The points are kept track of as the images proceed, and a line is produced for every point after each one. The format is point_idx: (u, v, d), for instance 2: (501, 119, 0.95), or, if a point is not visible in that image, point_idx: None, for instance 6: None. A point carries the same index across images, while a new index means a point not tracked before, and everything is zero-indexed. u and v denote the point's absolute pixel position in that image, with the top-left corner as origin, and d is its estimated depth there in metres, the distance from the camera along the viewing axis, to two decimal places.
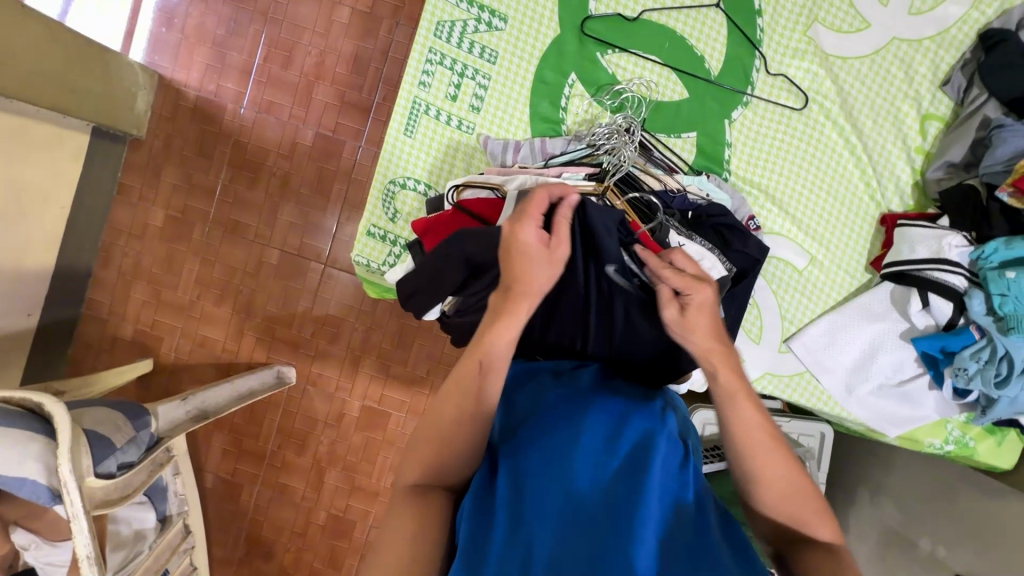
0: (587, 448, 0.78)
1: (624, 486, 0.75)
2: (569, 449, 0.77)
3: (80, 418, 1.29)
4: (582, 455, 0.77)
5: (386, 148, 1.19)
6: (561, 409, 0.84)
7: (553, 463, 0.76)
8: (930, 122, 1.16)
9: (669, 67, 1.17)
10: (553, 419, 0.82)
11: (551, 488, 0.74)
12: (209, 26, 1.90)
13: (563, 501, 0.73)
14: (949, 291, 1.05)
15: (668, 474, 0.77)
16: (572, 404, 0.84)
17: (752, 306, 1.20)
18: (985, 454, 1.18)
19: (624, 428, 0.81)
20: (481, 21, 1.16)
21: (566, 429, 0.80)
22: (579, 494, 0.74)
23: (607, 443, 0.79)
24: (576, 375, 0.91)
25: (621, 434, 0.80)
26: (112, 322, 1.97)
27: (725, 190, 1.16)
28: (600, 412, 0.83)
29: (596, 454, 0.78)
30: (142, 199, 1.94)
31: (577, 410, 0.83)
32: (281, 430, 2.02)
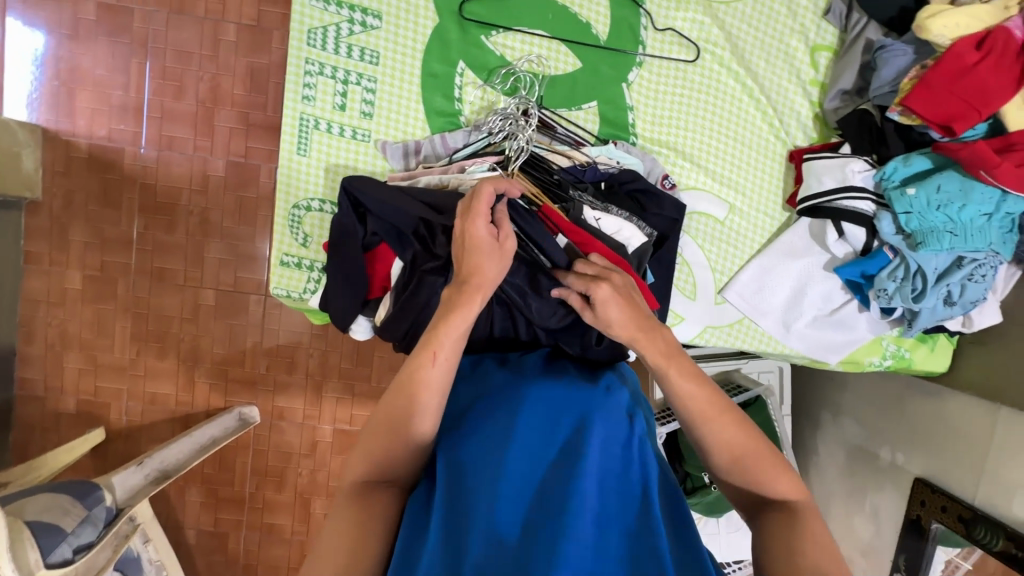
0: (523, 444, 0.79)
1: (562, 476, 0.77)
2: (505, 447, 0.78)
3: (20, 512, 1.21)
4: (517, 450, 0.78)
5: (282, 171, 1.13)
6: (500, 403, 0.84)
7: (490, 463, 0.77)
8: (820, 53, 1.17)
9: (557, 39, 1.14)
10: (492, 418, 0.83)
11: (486, 488, 0.75)
12: (83, 66, 1.71)
13: (500, 499, 0.74)
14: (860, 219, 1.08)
15: (607, 458, 0.79)
16: (510, 397, 0.84)
17: (681, 264, 1.20)
18: (921, 361, 1.23)
19: (560, 417, 0.82)
20: (355, 22, 1.10)
21: (503, 426, 0.81)
22: (517, 489, 0.76)
23: (545, 434, 0.81)
24: (519, 366, 0.91)
25: (559, 423, 0.82)
26: (50, 398, 1.85)
27: (634, 155, 1.15)
28: (538, 402, 0.83)
29: (532, 447, 0.79)
30: (52, 263, 1.80)
31: (514, 404, 0.83)
32: (255, 471, 1.95)
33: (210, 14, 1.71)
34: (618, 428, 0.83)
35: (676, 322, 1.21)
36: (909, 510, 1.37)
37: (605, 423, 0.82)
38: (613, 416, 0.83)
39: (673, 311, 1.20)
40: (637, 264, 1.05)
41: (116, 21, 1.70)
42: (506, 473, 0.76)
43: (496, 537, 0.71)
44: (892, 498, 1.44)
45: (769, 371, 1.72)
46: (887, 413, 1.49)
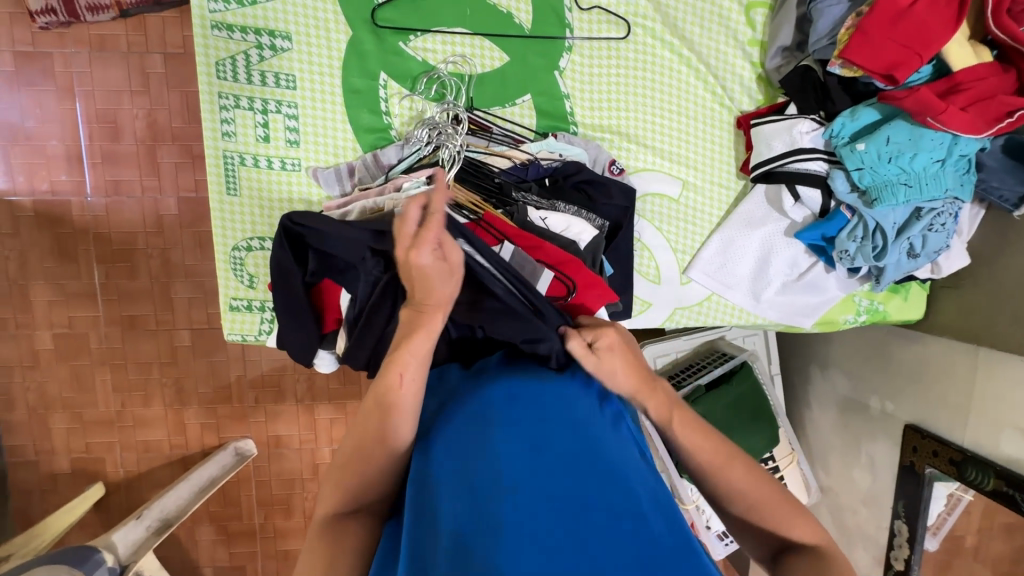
0: (490, 439, 0.69)
1: (535, 464, 0.67)
2: (469, 446, 0.69)
3: None
4: (483, 446, 0.69)
5: (215, 214, 1.08)
6: (461, 405, 0.76)
7: (454, 466, 0.68)
8: (755, 11, 1.12)
9: (480, 35, 1.08)
10: (453, 416, 0.75)
11: (452, 492, 0.65)
12: (11, 118, 1.63)
13: (465, 501, 0.63)
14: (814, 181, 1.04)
15: (581, 440, 0.71)
16: (472, 398, 0.76)
17: (642, 249, 1.17)
18: (896, 312, 1.21)
19: (527, 405, 0.74)
20: (264, 46, 1.03)
21: (466, 425, 0.72)
22: (487, 485, 0.65)
23: (513, 424, 0.71)
24: (478, 368, 0.84)
25: (526, 411, 0.73)
26: (43, 460, 1.82)
27: (576, 145, 1.11)
28: (503, 396, 0.76)
29: (501, 439, 0.69)
30: (19, 327, 1.74)
31: (477, 402, 0.75)
32: (261, 502, 1.94)
33: (134, 47, 1.63)
34: (588, 414, 0.77)
35: (644, 308, 1.18)
36: (903, 456, 1.36)
37: (574, 409, 0.76)
38: (581, 403, 0.78)
39: (639, 298, 1.18)
40: (591, 259, 1.02)
41: (37, 68, 1.61)
42: (471, 473, 0.66)
43: (467, 542, 0.59)
44: (886, 446, 1.43)
45: (753, 335, 1.70)
46: (872, 362, 1.48)
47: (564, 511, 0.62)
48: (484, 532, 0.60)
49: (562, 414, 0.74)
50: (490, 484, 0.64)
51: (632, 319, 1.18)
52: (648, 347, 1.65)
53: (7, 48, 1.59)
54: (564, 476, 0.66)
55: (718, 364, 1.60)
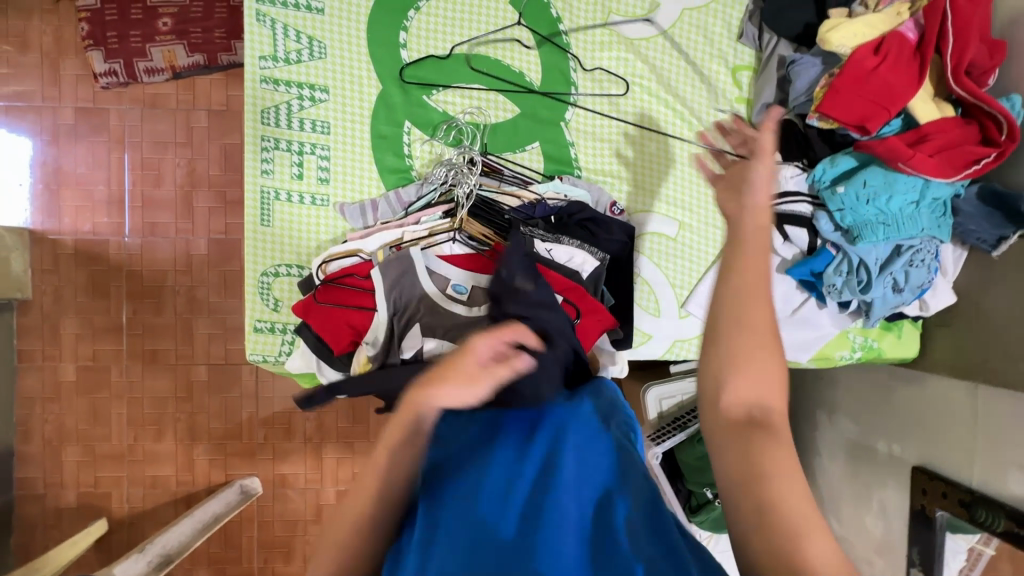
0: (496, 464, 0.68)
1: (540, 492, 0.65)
2: (472, 470, 0.68)
3: None
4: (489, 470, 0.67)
5: (248, 243, 1.18)
6: (464, 442, 0.72)
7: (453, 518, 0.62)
8: (741, 73, 1.25)
9: (494, 90, 1.21)
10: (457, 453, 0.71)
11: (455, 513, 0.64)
12: (66, 167, 1.80)
13: (468, 523, 0.62)
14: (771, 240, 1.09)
15: (589, 466, 0.68)
16: (477, 417, 0.74)
17: (642, 283, 1.24)
18: (890, 349, 1.25)
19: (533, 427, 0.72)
20: (304, 97, 1.18)
21: (471, 445, 0.71)
22: (491, 511, 0.64)
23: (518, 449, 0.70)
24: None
25: (529, 433, 0.71)
26: (51, 494, 1.84)
27: (580, 186, 1.21)
28: (507, 434, 0.71)
29: (506, 466, 0.68)
30: (46, 358, 1.83)
31: (483, 424, 0.73)
32: (262, 544, 1.92)
33: (181, 105, 1.81)
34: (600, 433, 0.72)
35: (644, 340, 1.24)
36: (913, 500, 1.34)
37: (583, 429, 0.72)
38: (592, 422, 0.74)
39: (640, 330, 1.24)
40: (592, 289, 1.10)
41: (94, 123, 1.80)
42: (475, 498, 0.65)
43: None
44: (898, 493, 1.41)
45: None
46: (876, 405, 1.50)
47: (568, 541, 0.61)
48: (488, 558, 0.59)
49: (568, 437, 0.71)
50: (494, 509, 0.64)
51: (632, 351, 1.23)
52: (651, 389, 1.66)
53: (70, 105, 1.78)
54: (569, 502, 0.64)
55: None
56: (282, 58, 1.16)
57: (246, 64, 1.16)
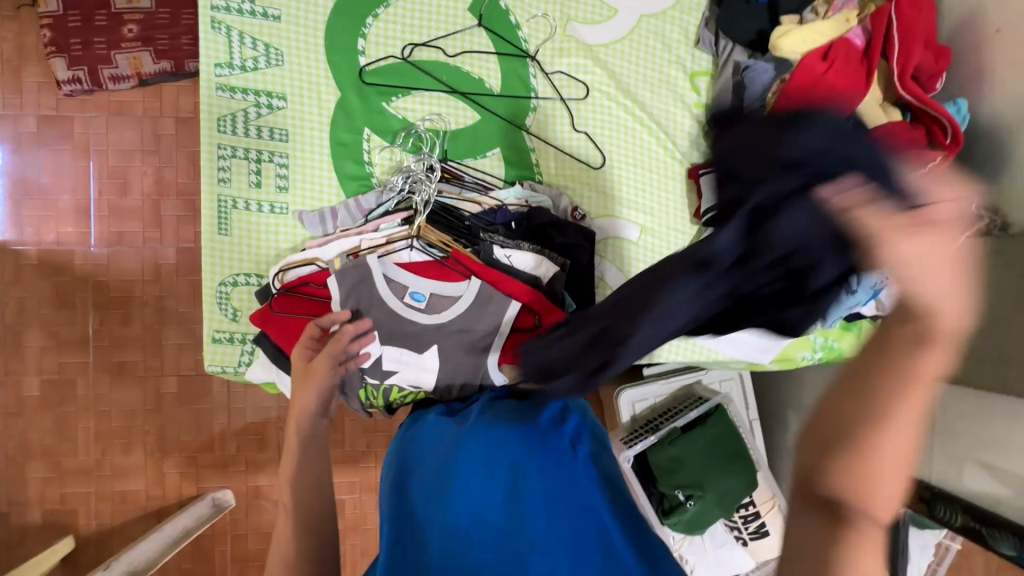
0: (470, 479, 0.80)
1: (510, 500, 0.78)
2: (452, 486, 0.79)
3: None
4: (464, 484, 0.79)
5: (206, 252, 1.17)
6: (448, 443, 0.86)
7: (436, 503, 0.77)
8: (699, 78, 1.27)
9: (454, 96, 1.21)
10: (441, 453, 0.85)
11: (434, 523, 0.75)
12: (28, 176, 1.76)
13: (447, 529, 0.74)
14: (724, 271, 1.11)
15: (552, 479, 0.81)
16: (456, 438, 0.88)
17: (604, 287, 1.25)
18: (849, 348, 1.28)
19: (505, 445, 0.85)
20: (262, 105, 1.17)
21: (449, 461, 0.83)
22: (466, 520, 0.75)
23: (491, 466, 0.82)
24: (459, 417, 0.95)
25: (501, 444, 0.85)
26: (14, 512, 1.79)
27: (541, 192, 1.21)
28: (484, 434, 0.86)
29: (480, 480, 0.80)
30: (9, 373, 1.78)
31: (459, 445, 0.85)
32: (236, 558, 1.88)
33: (148, 112, 1.78)
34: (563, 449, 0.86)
35: None
36: None
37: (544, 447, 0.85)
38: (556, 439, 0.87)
39: None
40: (552, 294, 1.11)
41: (57, 131, 1.76)
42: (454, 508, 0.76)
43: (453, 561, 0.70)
44: None
45: (729, 379, 1.72)
46: None
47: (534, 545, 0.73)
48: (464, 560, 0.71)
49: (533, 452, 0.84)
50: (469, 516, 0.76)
51: None
52: (624, 392, 1.67)
53: (32, 112, 1.75)
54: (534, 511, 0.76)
55: (693, 407, 1.62)
56: (238, 66, 1.15)
57: (201, 71, 1.14)
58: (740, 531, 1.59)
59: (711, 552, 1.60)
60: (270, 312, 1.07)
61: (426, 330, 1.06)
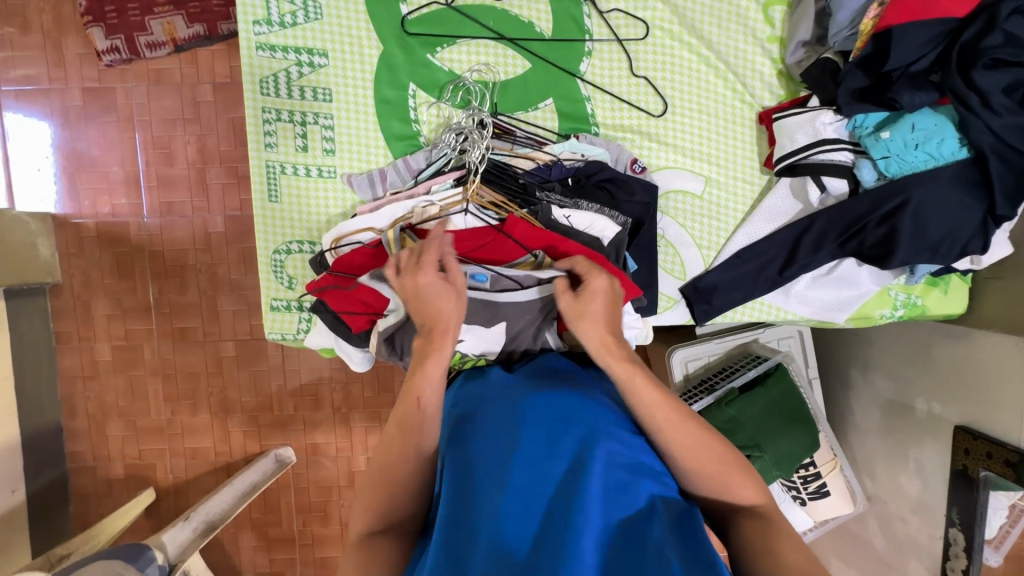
0: (525, 458, 0.73)
1: (566, 491, 0.70)
2: (504, 466, 0.72)
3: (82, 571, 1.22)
4: (520, 464, 0.72)
5: (258, 220, 1.16)
6: (495, 419, 0.80)
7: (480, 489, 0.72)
8: (773, 8, 1.13)
9: (502, 44, 1.13)
10: (487, 430, 0.78)
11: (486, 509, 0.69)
12: (80, 148, 1.79)
13: (499, 514, 0.68)
14: (873, 191, 1.02)
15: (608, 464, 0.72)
16: (509, 409, 0.80)
17: (665, 245, 1.19)
18: (935, 306, 1.17)
19: (565, 425, 0.76)
20: (303, 63, 1.12)
21: (504, 437, 0.76)
22: (520, 506, 0.69)
23: (547, 445, 0.74)
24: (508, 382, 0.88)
25: (552, 425, 0.77)
26: (100, 466, 1.93)
27: (598, 144, 1.13)
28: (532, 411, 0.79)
29: (536, 462, 0.73)
30: (82, 339, 1.88)
31: (512, 418, 0.78)
32: (300, 509, 1.99)
33: (186, 79, 1.76)
34: (627, 435, 0.78)
35: (669, 305, 1.20)
36: (954, 460, 1.29)
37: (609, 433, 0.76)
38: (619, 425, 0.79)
39: (665, 294, 1.19)
40: (614, 256, 1.04)
41: (102, 102, 1.77)
42: (507, 492, 0.70)
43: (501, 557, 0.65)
44: (936, 453, 1.35)
45: (789, 337, 1.64)
46: (915, 362, 1.43)
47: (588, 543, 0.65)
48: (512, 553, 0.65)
49: (597, 437, 0.75)
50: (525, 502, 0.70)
51: (657, 317, 1.19)
52: (678, 352, 1.61)
53: (77, 85, 1.76)
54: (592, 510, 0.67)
55: (751, 366, 1.56)
56: (277, 22, 1.10)
57: (240, 30, 1.10)
58: (799, 490, 1.52)
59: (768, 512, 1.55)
60: (325, 284, 1.05)
61: (488, 306, 0.94)
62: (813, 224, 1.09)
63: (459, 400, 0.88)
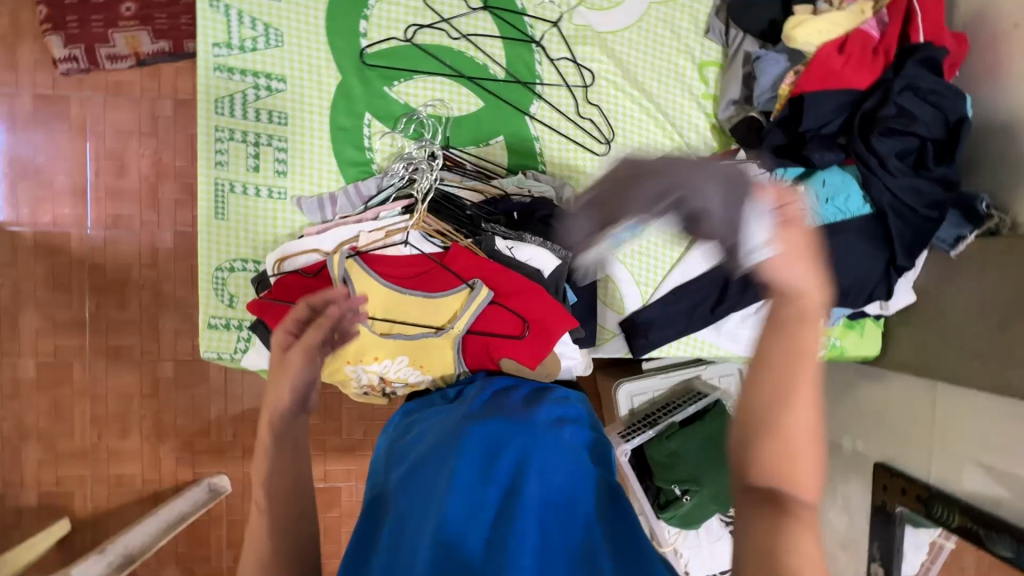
0: (459, 484, 0.72)
1: (503, 517, 0.69)
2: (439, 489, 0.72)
3: None
4: (456, 488, 0.72)
5: (202, 237, 1.15)
6: (438, 448, 0.79)
7: (417, 519, 0.70)
8: (707, 69, 1.24)
9: (456, 82, 1.19)
10: (427, 462, 0.78)
11: (419, 535, 0.68)
12: (24, 155, 1.73)
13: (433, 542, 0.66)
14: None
15: (547, 490, 0.72)
16: (450, 435, 0.81)
17: (606, 280, 1.24)
18: (853, 347, 1.26)
19: (502, 449, 0.76)
20: (260, 87, 1.14)
21: (441, 464, 0.75)
22: (454, 532, 0.67)
23: (483, 470, 0.74)
24: (451, 414, 0.88)
25: (494, 453, 0.76)
26: (10, 493, 1.78)
27: (545, 182, 1.19)
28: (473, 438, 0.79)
29: (474, 489, 0.72)
30: (4, 354, 1.76)
31: (450, 444, 0.78)
32: (231, 542, 1.88)
33: (146, 93, 1.75)
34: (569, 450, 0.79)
35: (609, 338, 1.25)
36: (875, 496, 1.36)
37: (547, 451, 0.77)
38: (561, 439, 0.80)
39: (604, 328, 1.25)
40: (553, 288, 1.08)
41: (53, 111, 1.73)
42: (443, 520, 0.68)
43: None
44: (860, 489, 1.42)
45: (728, 374, 1.70)
46: (842, 401, 1.51)
47: (526, 561, 0.64)
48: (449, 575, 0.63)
49: (535, 460, 0.75)
50: (461, 520, 0.69)
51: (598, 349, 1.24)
52: (623, 386, 1.65)
53: (28, 91, 1.72)
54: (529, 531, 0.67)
55: (692, 402, 1.60)
56: (236, 46, 1.13)
57: (199, 50, 1.12)
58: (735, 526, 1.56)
59: (706, 545, 1.59)
60: (268, 309, 1.03)
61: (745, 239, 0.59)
62: None
63: (404, 435, 0.89)
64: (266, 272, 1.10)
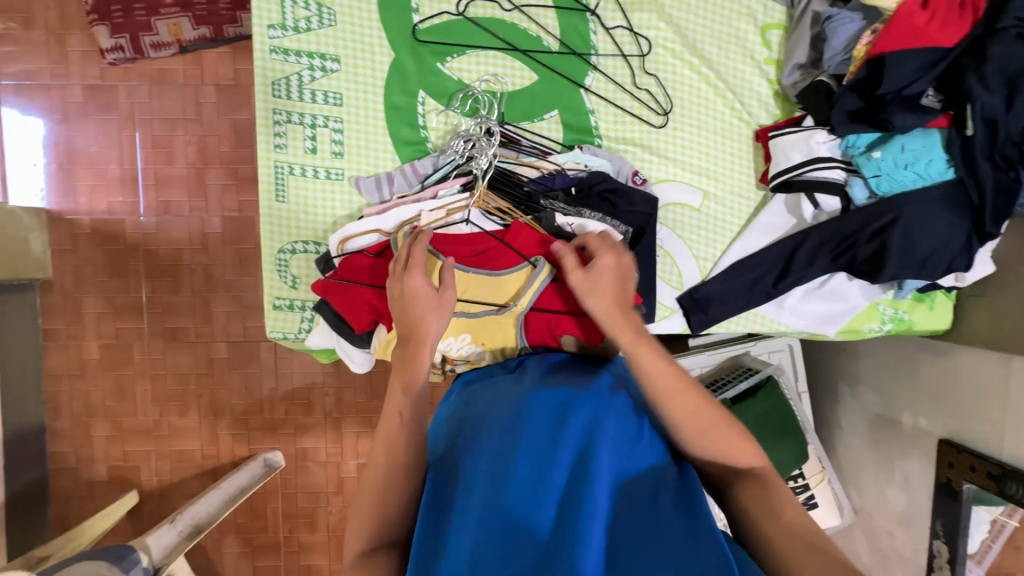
0: (531, 448, 0.75)
1: (575, 480, 0.72)
2: (510, 458, 0.74)
3: None
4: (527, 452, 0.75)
5: (264, 220, 1.17)
6: (505, 412, 0.82)
7: (490, 477, 0.73)
8: (770, 32, 1.18)
9: (510, 55, 1.16)
10: (496, 425, 0.80)
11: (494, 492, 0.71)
12: (78, 145, 1.79)
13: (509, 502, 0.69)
14: (863, 208, 1.07)
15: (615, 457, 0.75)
16: (516, 402, 0.83)
17: (664, 255, 1.22)
18: (922, 321, 1.22)
19: (571, 415, 0.79)
20: (315, 68, 1.14)
21: (512, 429, 0.78)
22: (529, 493, 0.71)
23: (552, 435, 0.77)
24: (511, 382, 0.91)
25: (563, 419, 0.79)
26: (83, 467, 1.89)
27: (602, 156, 1.17)
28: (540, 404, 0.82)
29: (545, 453, 0.75)
30: (71, 337, 1.85)
31: (519, 410, 0.81)
32: (286, 514, 1.97)
33: (190, 80, 1.77)
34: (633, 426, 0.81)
35: (666, 314, 1.22)
36: (939, 472, 1.32)
37: (612, 419, 0.80)
38: (625, 414, 0.81)
39: (662, 304, 1.22)
40: None
41: (103, 101, 1.77)
42: (516, 481, 0.71)
43: (514, 541, 0.66)
44: (920, 465, 1.39)
45: (779, 350, 1.67)
46: (902, 377, 1.46)
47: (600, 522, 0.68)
48: (523, 536, 0.67)
49: (603, 427, 0.78)
50: (535, 483, 0.72)
51: (654, 325, 1.22)
52: None
53: (79, 82, 1.76)
54: (601, 499, 0.70)
55: (743, 378, 1.58)
56: (290, 27, 1.12)
57: (254, 33, 1.12)
58: None
59: None
60: (338, 287, 1.06)
61: None
62: (807, 238, 1.13)
63: (463, 401, 0.92)
64: (329, 252, 1.12)
